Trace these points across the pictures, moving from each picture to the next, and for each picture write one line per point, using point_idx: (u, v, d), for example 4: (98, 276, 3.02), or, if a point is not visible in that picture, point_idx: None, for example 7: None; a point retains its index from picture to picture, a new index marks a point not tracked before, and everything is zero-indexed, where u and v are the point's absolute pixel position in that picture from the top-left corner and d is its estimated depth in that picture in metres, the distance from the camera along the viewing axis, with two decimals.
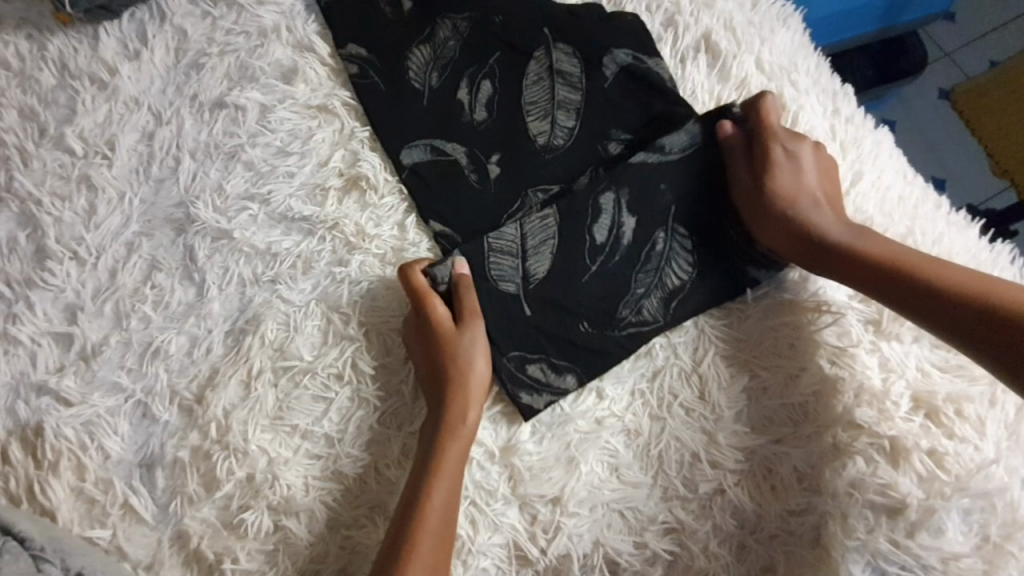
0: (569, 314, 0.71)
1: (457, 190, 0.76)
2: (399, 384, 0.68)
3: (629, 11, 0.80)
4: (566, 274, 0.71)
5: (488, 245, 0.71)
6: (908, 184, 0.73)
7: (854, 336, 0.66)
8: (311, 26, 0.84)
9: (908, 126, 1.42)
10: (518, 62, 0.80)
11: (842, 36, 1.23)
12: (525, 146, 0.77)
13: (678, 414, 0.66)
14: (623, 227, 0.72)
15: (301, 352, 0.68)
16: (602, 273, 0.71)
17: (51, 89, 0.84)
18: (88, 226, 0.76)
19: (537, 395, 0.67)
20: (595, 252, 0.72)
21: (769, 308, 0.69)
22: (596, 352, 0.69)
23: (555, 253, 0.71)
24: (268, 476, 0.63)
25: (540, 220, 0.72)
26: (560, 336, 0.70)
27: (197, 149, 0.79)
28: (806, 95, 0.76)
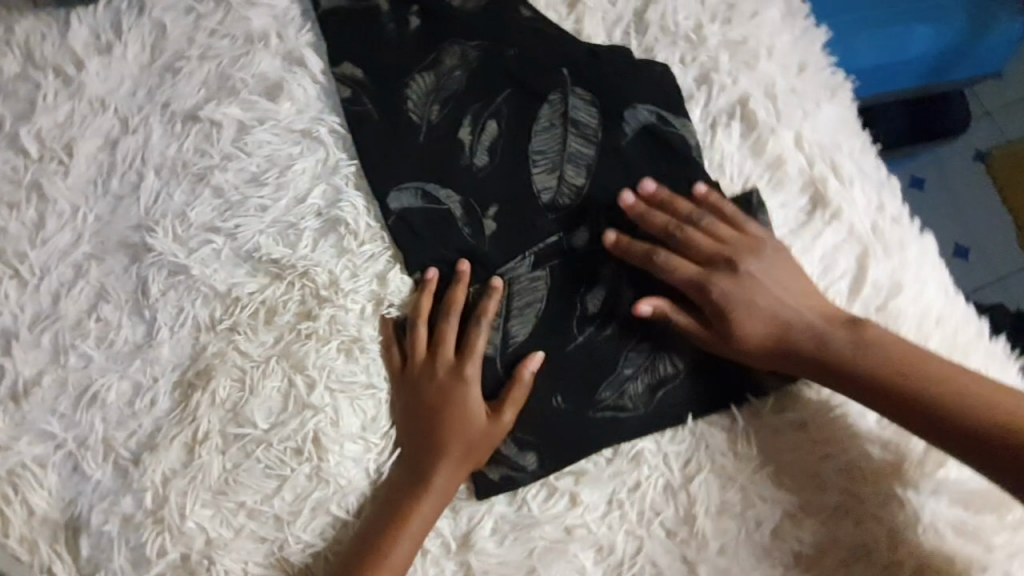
0: (544, 385, 0.64)
1: (446, 243, 0.67)
2: (369, 461, 0.62)
3: (659, 60, 0.71)
4: (549, 341, 0.64)
5: (470, 303, 0.65)
6: (950, 305, 0.66)
7: (865, 473, 0.60)
8: (304, 36, 0.75)
9: (936, 184, 1.33)
10: (530, 103, 0.71)
11: (881, 89, 1.13)
12: (526, 200, 0.68)
13: (658, 534, 0.60)
14: (621, 300, 0.65)
15: (255, 419, 0.61)
16: (589, 344, 0.64)
17: (12, 78, 0.75)
18: (34, 241, 0.69)
19: (494, 466, 0.62)
20: (584, 321, 0.65)
21: (774, 427, 0.62)
22: (569, 431, 0.63)
23: (540, 316, 0.65)
24: (204, 558, 0.58)
25: (530, 277, 0.66)
26: (532, 409, 0.63)
27: (163, 166, 0.71)
28: (848, 185, 0.68)
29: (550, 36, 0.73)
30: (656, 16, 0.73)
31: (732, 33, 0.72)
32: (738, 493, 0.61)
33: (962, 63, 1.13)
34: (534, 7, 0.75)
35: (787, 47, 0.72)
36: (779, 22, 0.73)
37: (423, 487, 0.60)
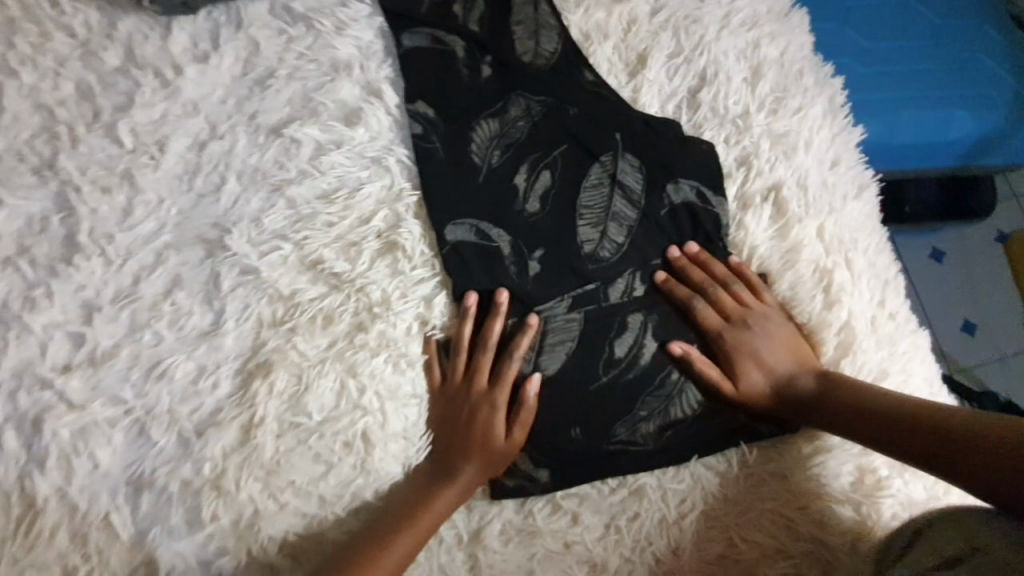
0: (566, 416, 0.72)
1: (492, 276, 0.75)
2: (407, 459, 0.71)
3: (705, 138, 0.79)
4: (576, 378, 0.72)
5: (507, 333, 0.73)
6: (933, 394, 0.74)
7: (835, 531, 0.70)
8: (385, 70, 0.83)
9: (957, 258, 1.50)
10: (583, 161, 0.79)
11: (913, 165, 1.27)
12: (569, 248, 0.76)
13: (647, 561, 0.71)
14: (645, 349, 0.73)
15: (310, 411, 0.69)
16: (610, 386, 0.72)
17: (113, 71, 0.83)
18: (122, 225, 0.77)
19: (509, 475, 0.72)
20: (609, 364, 0.73)
21: (757, 482, 0.73)
22: (583, 457, 0.72)
23: (570, 353, 0.73)
24: (252, 525, 0.66)
25: (566, 318, 0.74)
26: (553, 435, 0.72)
27: (244, 172, 0.79)
28: (858, 278, 0.75)
29: (609, 103, 0.81)
30: (708, 97, 0.80)
31: (776, 125, 0.79)
32: (720, 535, 0.71)
33: (989, 152, 1.25)
34: (596, 71, 0.82)
35: (825, 142, 0.80)
36: (821, 118, 0.80)
37: (444, 488, 0.69)
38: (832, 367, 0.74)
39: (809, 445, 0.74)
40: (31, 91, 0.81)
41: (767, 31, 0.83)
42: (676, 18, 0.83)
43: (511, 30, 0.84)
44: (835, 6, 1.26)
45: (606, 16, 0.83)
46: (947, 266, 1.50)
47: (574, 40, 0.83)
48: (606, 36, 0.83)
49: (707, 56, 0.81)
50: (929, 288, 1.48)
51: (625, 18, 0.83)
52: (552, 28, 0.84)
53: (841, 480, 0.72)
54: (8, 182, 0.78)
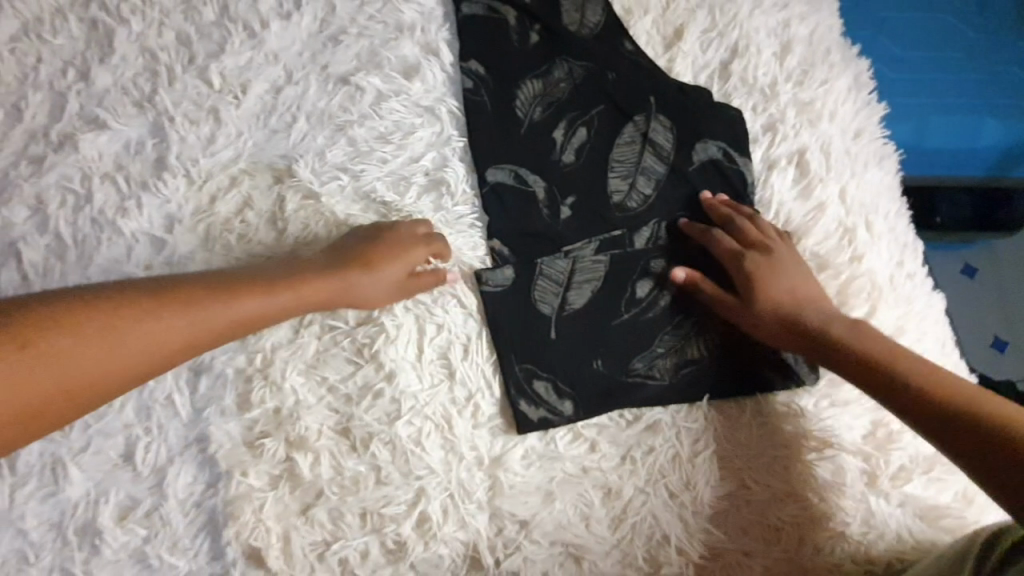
0: (588, 349, 0.77)
1: (527, 218, 0.82)
2: (434, 376, 0.74)
3: (735, 105, 0.85)
4: (600, 313, 0.77)
5: (540, 269, 0.79)
6: (945, 354, 0.77)
7: (848, 478, 0.71)
8: (443, 33, 0.92)
9: (991, 274, 1.43)
10: (618, 120, 0.86)
11: (943, 172, 1.23)
12: (599, 197, 0.82)
13: (662, 493, 0.71)
14: (665, 292, 0.79)
15: (347, 316, 0.76)
16: (631, 323, 0.77)
17: (209, 24, 0.94)
18: (204, 151, 0.87)
19: (534, 407, 0.74)
20: (631, 303, 0.78)
21: (773, 429, 0.74)
22: (602, 389, 0.75)
23: (595, 291, 0.78)
24: (293, 414, 0.72)
25: (593, 259, 0.79)
26: (575, 366, 0.76)
27: (313, 114, 0.88)
28: (876, 240, 0.79)
29: (645, 69, 0.87)
30: (740, 68, 0.86)
31: (803, 94, 0.85)
32: (737, 474, 0.72)
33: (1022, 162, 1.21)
34: (635, 42, 0.89)
35: (849, 115, 0.85)
36: (846, 92, 0.86)
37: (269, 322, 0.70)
38: None
39: (826, 400, 0.75)
40: (138, 37, 0.94)
41: (798, 13, 0.89)
42: None
43: (560, 2, 0.91)
44: (868, 13, 1.24)
45: None
46: (979, 282, 1.43)
47: (616, 13, 0.90)
48: (647, 10, 0.90)
49: (740, 31, 0.87)
50: (959, 303, 1.42)
51: None
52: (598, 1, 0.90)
53: (856, 431, 0.73)
54: (114, 111, 0.90)
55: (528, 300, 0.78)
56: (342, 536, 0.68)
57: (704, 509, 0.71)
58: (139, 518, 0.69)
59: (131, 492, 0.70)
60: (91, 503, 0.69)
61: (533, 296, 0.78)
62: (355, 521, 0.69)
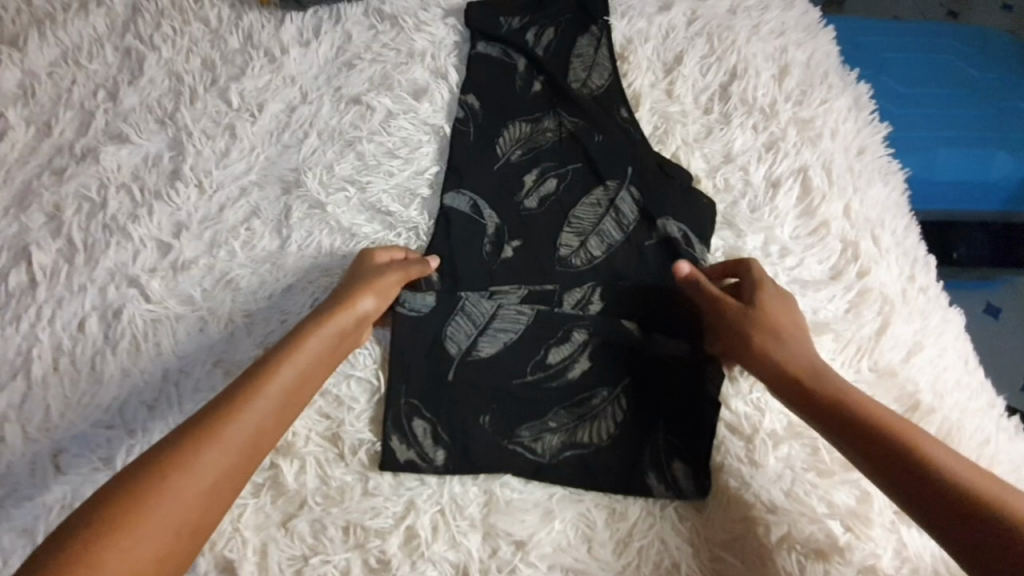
0: (480, 399, 0.71)
1: (466, 249, 0.80)
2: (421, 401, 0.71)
3: (734, 124, 0.86)
4: (505, 366, 0.72)
5: (460, 305, 0.75)
6: (967, 371, 0.73)
7: (876, 505, 0.63)
8: (452, 58, 0.96)
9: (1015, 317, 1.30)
10: (590, 181, 0.84)
11: (958, 205, 1.19)
12: (545, 250, 0.80)
13: (669, 517, 0.65)
14: (578, 364, 0.72)
15: None
16: (534, 384, 0.72)
17: (233, 51, 1.00)
18: (218, 164, 0.90)
19: (405, 447, 0.68)
20: (540, 366, 0.72)
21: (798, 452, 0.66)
22: (478, 447, 0.68)
23: (508, 343, 0.73)
24: None
25: (516, 308, 0.75)
26: (459, 414, 0.70)
27: (324, 131, 0.92)
28: (884, 253, 0.78)
29: (631, 130, 0.86)
30: (738, 89, 0.88)
31: (803, 113, 0.86)
32: (752, 497, 0.64)
33: None
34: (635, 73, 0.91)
35: (850, 134, 0.86)
36: (845, 111, 0.87)
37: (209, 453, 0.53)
38: (872, 339, 0.73)
39: None
40: (166, 63, 1.00)
41: (794, 41, 0.92)
42: (711, 27, 0.93)
43: (571, 60, 0.93)
44: (869, 55, 1.28)
45: (648, 24, 0.94)
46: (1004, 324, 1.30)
47: (617, 41, 0.93)
48: (647, 39, 0.93)
49: (737, 56, 0.91)
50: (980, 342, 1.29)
51: (666, 26, 0.94)
52: (607, 67, 0.91)
53: None
54: (137, 127, 0.94)
55: (436, 337, 0.73)
56: (323, 550, 0.64)
57: (715, 533, 0.64)
58: None
59: None
60: (68, 509, 0.68)
61: (443, 335, 0.74)
62: (337, 535, 0.64)
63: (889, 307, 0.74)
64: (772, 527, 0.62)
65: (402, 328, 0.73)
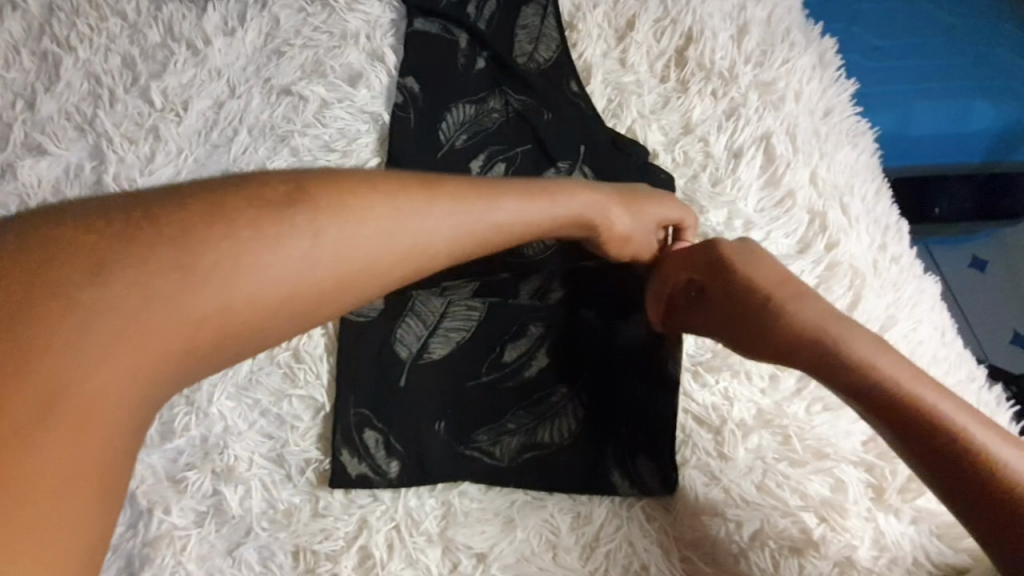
0: (433, 405, 0.67)
1: None
2: (372, 415, 0.66)
3: (691, 91, 0.80)
4: (458, 369, 0.68)
5: (409, 305, 0.69)
6: (944, 344, 0.69)
7: (851, 493, 0.59)
8: (388, 38, 0.88)
9: (1000, 270, 1.25)
10: (541, 163, 0.78)
11: (934, 161, 1.13)
12: None
13: (638, 517, 0.61)
14: (536, 360, 0.68)
15: None
16: (490, 386, 0.67)
17: (154, 45, 0.92)
18: (143, 171, 0.83)
19: (355, 460, 0.64)
20: (495, 365, 0.68)
21: (769, 440, 0.62)
22: (434, 457, 0.64)
23: (461, 343, 0.69)
24: (220, 442, 0.65)
25: (468, 304, 0.70)
26: (411, 421, 0.66)
27: (255, 126, 0.85)
28: (854, 222, 0.73)
29: (582, 105, 0.80)
30: (695, 53, 0.82)
31: (764, 75, 0.80)
32: (721, 493, 0.60)
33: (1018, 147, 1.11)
34: (585, 42, 0.84)
35: (815, 94, 0.80)
36: (809, 70, 0.81)
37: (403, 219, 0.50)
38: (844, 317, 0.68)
39: (819, 403, 0.64)
40: (84, 63, 0.91)
41: None
42: None
43: (515, 33, 0.86)
44: (839, 7, 1.20)
45: None
46: (990, 279, 1.25)
47: (564, 9, 0.86)
48: (596, 4, 0.86)
49: (693, 17, 0.83)
50: (969, 299, 1.24)
51: None
52: (554, 38, 0.84)
53: (854, 439, 0.62)
54: (55, 136, 0.87)
55: (386, 340, 0.68)
56: None
57: (685, 533, 0.60)
58: None
59: None
60: None
61: (392, 337, 0.68)
62: (286, 561, 0.60)
63: (861, 280, 0.70)
64: (743, 523, 0.58)
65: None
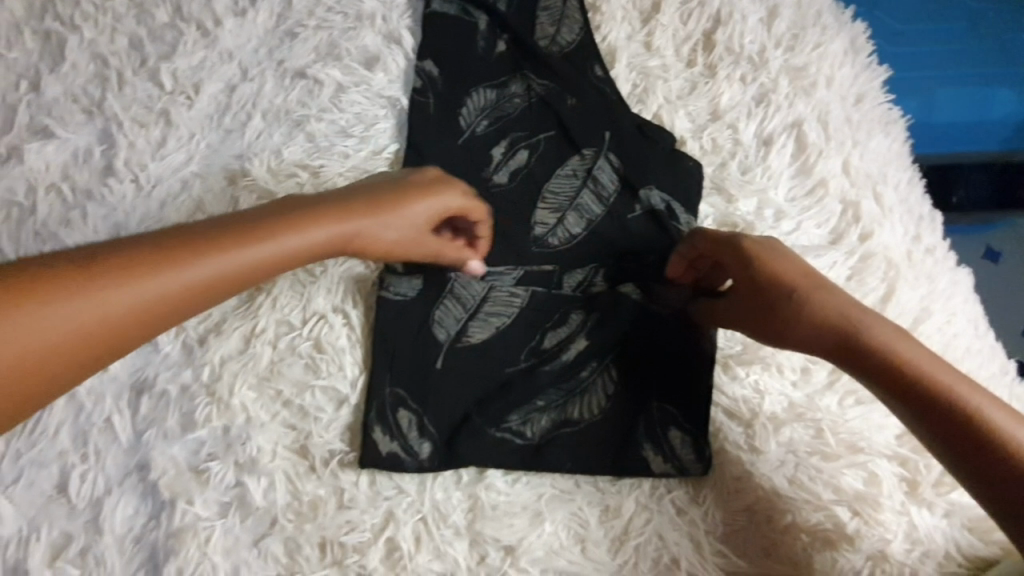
0: (468, 390, 0.66)
1: None
2: (405, 400, 0.65)
3: (720, 77, 0.78)
4: (496, 354, 0.67)
5: (449, 288, 0.68)
6: (978, 337, 0.68)
7: (886, 487, 0.59)
8: (406, 20, 0.85)
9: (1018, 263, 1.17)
10: (565, 150, 0.76)
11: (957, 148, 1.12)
12: (519, 227, 0.72)
13: (667, 511, 0.61)
14: (574, 345, 0.67)
15: (291, 317, 0.68)
16: (528, 372, 0.66)
17: (162, 26, 0.89)
18: (154, 156, 0.81)
19: (388, 439, 0.63)
20: (533, 351, 0.67)
21: (803, 432, 0.61)
22: (469, 440, 0.63)
23: (500, 328, 0.67)
24: (243, 433, 0.64)
25: (510, 291, 0.69)
26: (444, 404, 0.65)
27: (269, 111, 0.83)
28: (887, 212, 0.72)
29: (606, 91, 0.78)
30: (724, 37, 0.79)
31: (795, 60, 0.78)
32: (752, 486, 0.60)
33: None
34: (609, 25, 0.81)
35: (847, 80, 0.78)
36: (841, 56, 0.79)
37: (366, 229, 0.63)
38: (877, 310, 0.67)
39: (851, 396, 0.63)
40: (89, 44, 0.88)
41: None
42: None
43: (536, 15, 0.83)
44: None
45: None
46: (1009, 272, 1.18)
47: None
48: None
49: None
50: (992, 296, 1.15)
51: None
52: (577, 20, 0.82)
53: (888, 432, 0.62)
54: (63, 119, 0.84)
55: (422, 323, 0.67)
56: (298, 571, 0.60)
57: (716, 526, 0.60)
58: (71, 559, 0.62)
59: (67, 529, 0.63)
60: (22, 544, 0.63)
61: (430, 319, 0.68)
62: (313, 553, 0.60)
63: (894, 273, 0.69)
64: (774, 516, 0.59)
65: (424, 252, 0.68)
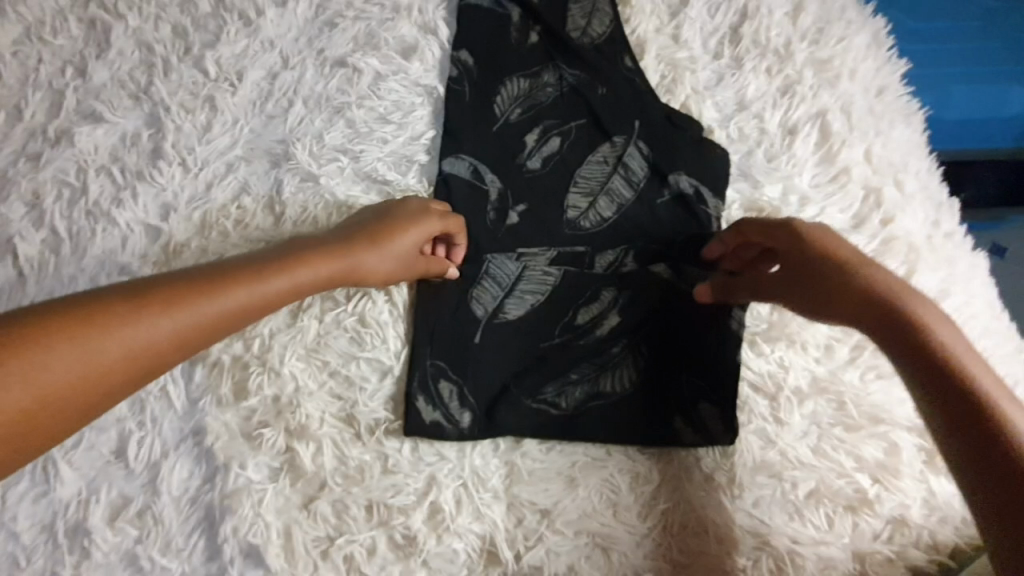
0: (505, 363, 0.69)
1: (473, 213, 0.76)
2: (446, 372, 0.69)
3: (747, 68, 0.81)
4: (532, 329, 0.70)
5: (485, 267, 0.72)
6: (996, 318, 0.71)
7: (903, 457, 0.62)
8: (441, 10, 0.88)
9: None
10: (596, 138, 0.79)
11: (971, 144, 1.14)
12: (553, 210, 0.76)
13: (695, 478, 0.64)
14: (607, 322, 0.70)
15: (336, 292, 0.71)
16: (562, 346, 0.69)
17: (204, 15, 0.92)
18: (200, 140, 0.85)
19: (431, 408, 0.67)
20: (567, 327, 0.70)
21: (826, 404, 0.65)
22: (506, 410, 0.67)
23: (536, 305, 0.71)
24: (292, 401, 0.67)
25: (544, 270, 0.72)
26: (483, 375, 0.69)
27: (310, 98, 0.86)
28: (907, 199, 0.75)
29: (636, 81, 0.81)
30: (750, 30, 0.82)
31: (819, 53, 0.81)
32: (778, 455, 0.63)
33: None
34: (639, 17, 0.84)
35: (869, 73, 0.81)
36: (864, 49, 0.82)
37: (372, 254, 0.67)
38: None
39: (873, 372, 0.66)
40: (134, 32, 0.92)
41: None
42: None
43: (567, 7, 0.86)
44: None
45: None
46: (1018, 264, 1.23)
47: None
48: None
49: None
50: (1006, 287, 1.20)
51: None
52: (608, 13, 0.85)
53: (908, 406, 0.65)
54: (111, 104, 0.88)
55: (461, 300, 0.71)
56: (347, 529, 0.63)
57: (745, 493, 0.63)
58: (131, 518, 0.66)
59: (127, 490, 0.67)
60: (83, 504, 0.67)
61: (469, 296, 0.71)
62: (360, 514, 0.64)
63: (915, 257, 0.72)
64: (799, 483, 0.62)
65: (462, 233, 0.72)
